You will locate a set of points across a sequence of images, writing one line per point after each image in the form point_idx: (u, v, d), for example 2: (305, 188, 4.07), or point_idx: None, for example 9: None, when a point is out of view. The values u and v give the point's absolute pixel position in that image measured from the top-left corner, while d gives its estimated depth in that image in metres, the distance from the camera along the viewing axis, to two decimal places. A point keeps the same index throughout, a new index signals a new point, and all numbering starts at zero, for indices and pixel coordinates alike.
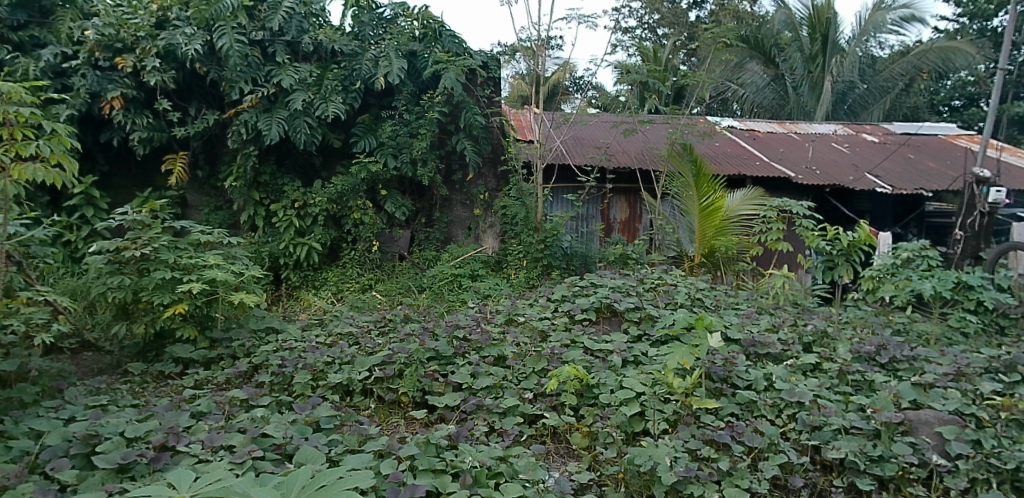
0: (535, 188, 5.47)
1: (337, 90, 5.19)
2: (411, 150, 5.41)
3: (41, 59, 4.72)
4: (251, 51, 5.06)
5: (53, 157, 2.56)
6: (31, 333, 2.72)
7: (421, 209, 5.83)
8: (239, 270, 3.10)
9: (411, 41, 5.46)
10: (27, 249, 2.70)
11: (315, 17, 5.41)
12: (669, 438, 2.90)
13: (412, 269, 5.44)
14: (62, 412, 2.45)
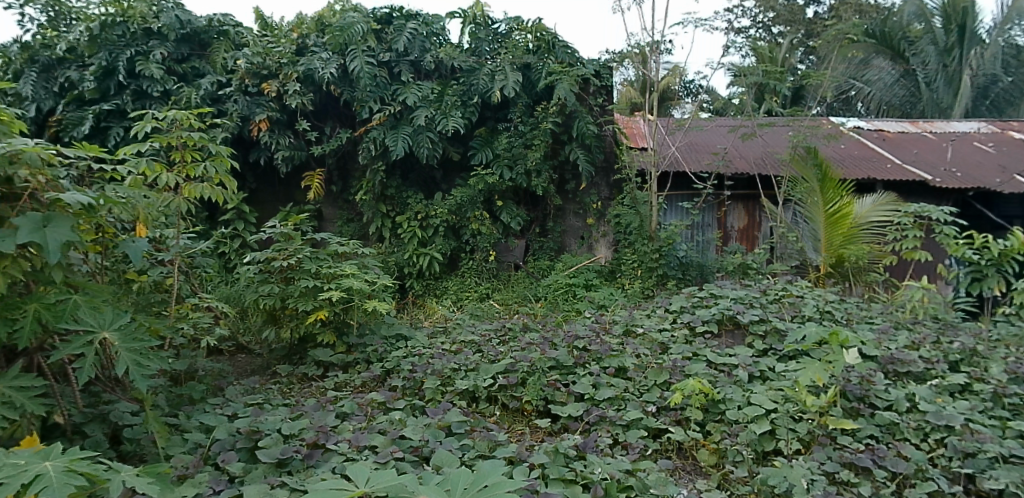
0: (649, 196, 5.41)
1: (456, 105, 5.42)
2: (525, 161, 5.53)
3: (201, 88, 5.21)
4: (379, 72, 5.40)
5: (216, 178, 2.83)
6: (198, 335, 2.97)
7: (535, 219, 5.91)
8: (372, 278, 3.24)
9: (525, 53, 5.60)
10: (193, 260, 2.99)
11: (435, 36, 5.66)
12: (804, 459, 2.68)
13: (528, 278, 5.50)
14: (227, 409, 2.70)
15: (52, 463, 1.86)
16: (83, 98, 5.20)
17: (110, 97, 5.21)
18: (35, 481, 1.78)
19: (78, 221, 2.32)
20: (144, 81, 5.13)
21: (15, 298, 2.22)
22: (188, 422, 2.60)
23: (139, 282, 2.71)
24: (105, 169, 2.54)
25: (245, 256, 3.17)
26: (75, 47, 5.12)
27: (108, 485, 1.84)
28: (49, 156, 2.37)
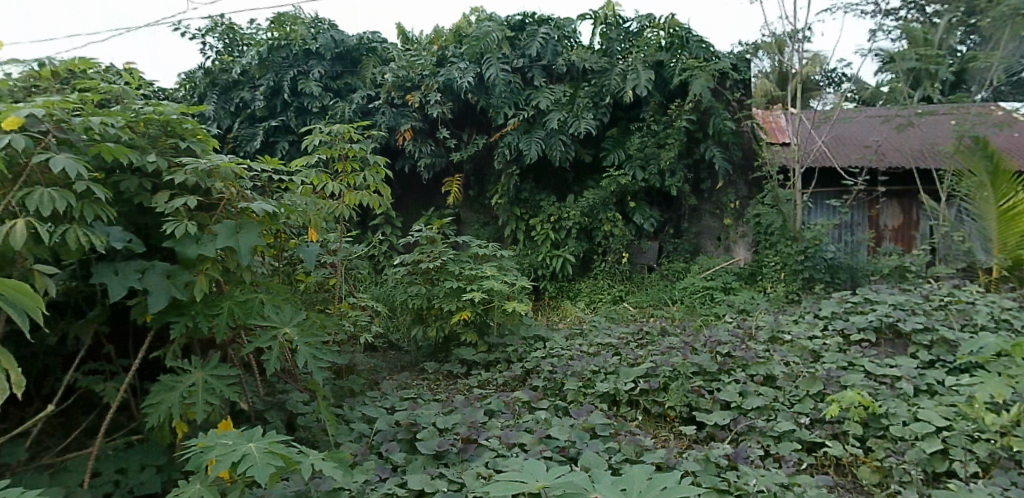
0: (793, 194, 5.25)
1: (588, 107, 5.47)
2: (659, 161, 5.49)
3: (353, 102, 5.60)
4: (513, 78, 5.52)
5: (372, 186, 3.06)
6: (355, 334, 3.14)
7: (670, 220, 5.91)
8: (511, 280, 3.32)
9: (658, 51, 5.52)
10: (349, 263, 3.18)
11: (567, 39, 5.72)
12: (983, 483, 2.36)
13: (662, 281, 5.46)
14: (384, 402, 2.85)
15: (256, 444, 2.02)
16: (255, 116, 5.69)
17: (275, 113, 5.68)
18: (243, 459, 1.96)
19: (263, 228, 2.54)
20: (306, 98, 5.59)
21: (214, 295, 2.45)
22: (352, 412, 2.76)
23: (306, 283, 2.93)
24: (280, 179, 2.77)
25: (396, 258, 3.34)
26: (247, 70, 5.61)
27: (299, 466, 2.01)
28: (240, 170, 2.61)
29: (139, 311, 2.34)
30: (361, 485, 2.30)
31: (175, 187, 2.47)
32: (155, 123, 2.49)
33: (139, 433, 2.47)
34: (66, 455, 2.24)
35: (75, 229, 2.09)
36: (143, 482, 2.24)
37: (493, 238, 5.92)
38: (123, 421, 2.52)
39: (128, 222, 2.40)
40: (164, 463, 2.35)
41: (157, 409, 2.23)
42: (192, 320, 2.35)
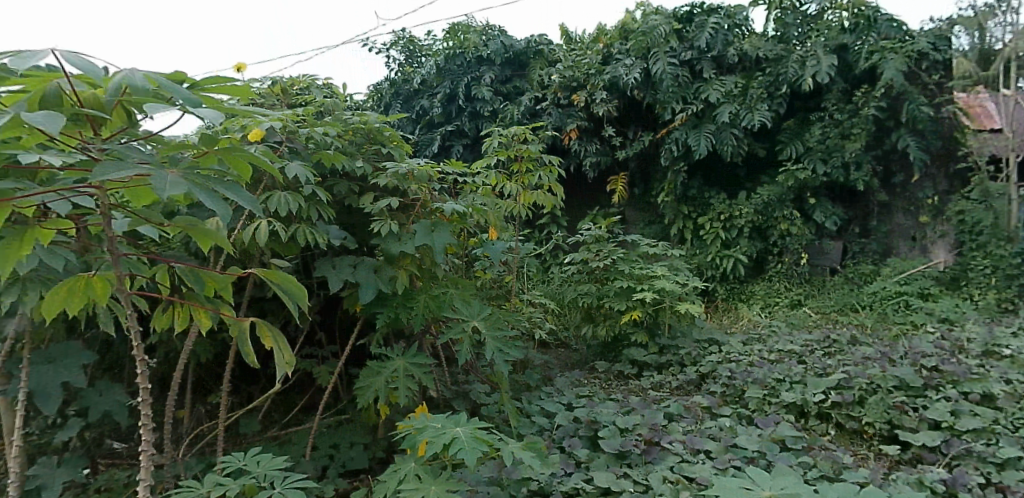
0: (1007, 188, 4.78)
1: (762, 97, 5.23)
2: (844, 153, 5.12)
3: (521, 105, 5.80)
4: (681, 71, 5.43)
5: (546, 185, 3.08)
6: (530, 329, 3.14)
7: (856, 217, 5.45)
8: (683, 281, 3.23)
9: (841, 33, 5.23)
10: (521, 261, 3.23)
11: (738, 28, 5.54)
12: None
13: (847, 285, 5.12)
14: (562, 398, 2.85)
15: (461, 428, 2.12)
16: (432, 123, 6.01)
17: (451, 118, 5.96)
18: (451, 443, 2.03)
19: (453, 228, 2.65)
20: (478, 103, 5.83)
21: (412, 289, 2.58)
22: (530, 406, 2.78)
23: (484, 279, 2.99)
24: (463, 180, 2.85)
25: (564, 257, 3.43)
26: (426, 79, 5.99)
27: (500, 452, 2.06)
28: (432, 172, 2.70)
29: (349, 302, 2.54)
30: (548, 478, 2.31)
31: (377, 189, 2.64)
32: (359, 131, 2.68)
33: (346, 413, 2.58)
34: (288, 430, 2.40)
35: (302, 228, 2.31)
36: (352, 457, 2.35)
37: (660, 236, 5.79)
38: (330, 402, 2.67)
39: (340, 220, 2.59)
40: (369, 441, 2.46)
41: (366, 392, 2.35)
42: (393, 312, 2.49)
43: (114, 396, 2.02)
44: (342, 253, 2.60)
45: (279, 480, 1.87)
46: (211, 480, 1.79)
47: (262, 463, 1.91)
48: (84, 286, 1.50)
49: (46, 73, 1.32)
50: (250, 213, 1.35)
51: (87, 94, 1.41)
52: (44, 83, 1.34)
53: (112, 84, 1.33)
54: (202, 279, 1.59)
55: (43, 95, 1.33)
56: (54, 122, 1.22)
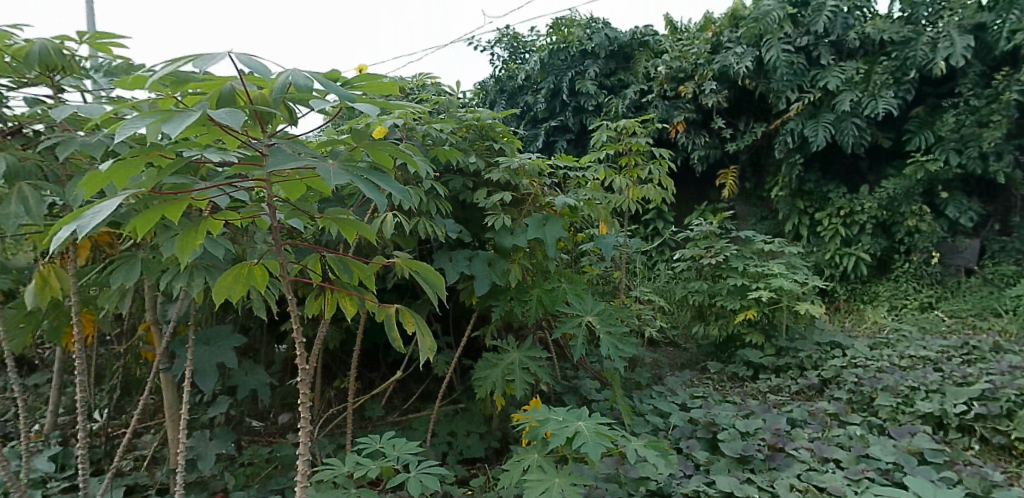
0: None
1: (888, 84, 4.88)
2: (981, 142, 4.71)
3: (626, 98, 5.69)
4: (797, 58, 5.14)
5: (657, 179, 2.96)
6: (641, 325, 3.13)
7: (995, 213, 5.07)
8: (803, 279, 3.07)
9: (977, 12, 4.83)
10: (631, 256, 3.20)
11: (858, 10, 5.14)
12: None
13: (986, 288, 4.68)
14: (676, 397, 2.77)
15: (583, 422, 2.09)
16: (536, 118, 6.18)
17: (554, 114, 6.07)
18: (574, 437, 2.02)
19: (565, 222, 2.60)
20: (583, 97, 5.81)
21: (525, 283, 2.57)
22: (642, 404, 2.71)
23: (591, 274, 2.92)
24: (573, 174, 2.79)
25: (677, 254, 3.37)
26: (530, 76, 6.08)
27: (624, 448, 2.02)
28: (543, 167, 2.66)
29: (466, 294, 2.56)
30: (666, 479, 2.22)
31: (490, 183, 2.64)
32: (473, 128, 2.65)
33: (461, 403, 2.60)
34: (408, 417, 2.46)
35: (421, 220, 2.34)
36: (470, 445, 2.39)
37: (772, 233, 5.54)
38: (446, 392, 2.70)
39: (456, 214, 2.62)
40: (484, 431, 2.48)
41: (484, 383, 2.38)
42: (508, 305, 2.48)
43: (259, 376, 2.12)
44: (457, 247, 2.63)
45: (412, 463, 1.96)
46: (352, 460, 1.91)
47: (397, 446, 2.00)
48: (246, 276, 1.53)
49: (223, 75, 1.41)
50: (406, 202, 1.43)
51: (254, 95, 1.51)
52: (218, 85, 1.43)
53: (281, 83, 1.41)
54: (350, 269, 1.68)
55: (219, 94, 1.42)
56: (239, 116, 1.30)
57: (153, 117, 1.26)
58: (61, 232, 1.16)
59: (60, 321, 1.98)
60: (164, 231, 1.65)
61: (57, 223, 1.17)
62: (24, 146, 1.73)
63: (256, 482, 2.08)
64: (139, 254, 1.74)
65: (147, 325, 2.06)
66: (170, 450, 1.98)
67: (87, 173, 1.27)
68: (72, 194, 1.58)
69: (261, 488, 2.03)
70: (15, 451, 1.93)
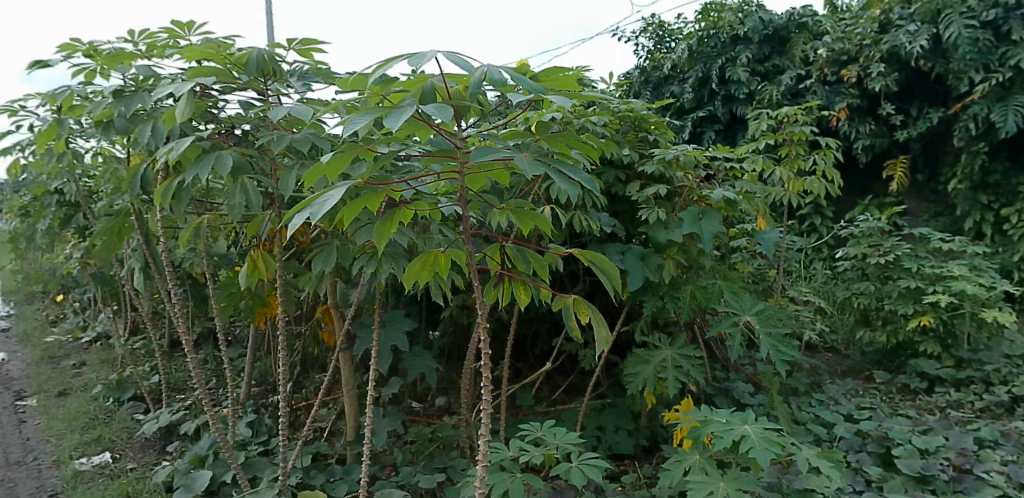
0: None
1: None
2: None
3: (781, 85, 5.33)
4: (983, 34, 4.61)
5: (821, 170, 2.84)
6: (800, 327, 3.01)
7: None
8: (988, 283, 2.90)
9: None
10: (789, 254, 3.09)
11: None
12: None
13: None
14: (839, 408, 2.59)
15: (750, 426, 1.98)
16: (682, 108, 5.93)
17: (702, 104, 5.83)
18: (740, 441, 1.91)
19: (721, 215, 2.49)
20: (733, 86, 5.50)
21: (677, 279, 2.48)
22: (802, 413, 2.54)
23: (742, 271, 2.77)
24: (729, 166, 2.67)
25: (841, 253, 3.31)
26: (677, 64, 5.83)
27: (794, 456, 1.89)
28: (699, 159, 2.55)
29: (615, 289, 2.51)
30: (833, 491, 2.05)
31: (642, 176, 2.58)
32: (626, 120, 2.59)
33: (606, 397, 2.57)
34: (556, 408, 2.48)
35: (576, 212, 2.33)
36: (619, 441, 2.36)
37: (948, 231, 5.04)
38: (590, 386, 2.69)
39: (608, 206, 2.58)
40: (632, 428, 2.44)
41: (635, 379, 2.33)
42: (659, 300, 2.41)
43: (424, 361, 2.19)
44: (606, 241, 2.61)
45: (574, 453, 1.98)
46: (518, 445, 1.95)
47: (559, 435, 2.02)
48: (433, 262, 1.61)
49: (426, 73, 1.51)
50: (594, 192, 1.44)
51: (448, 92, 1.60)
52: (420, 82, 1.54)
53: (479, 79, 1.48)
54: (529, 260, 1.72)
55: (422, 92, 1.53)
56: (446, 110, 1.37)
57: (372, 113, 1.37)
58: (297, 215, 1.29)
59: (256, 302, 2.14)
60: (359, 220, 1.79)
61: (293, 207, 1.30)
62: (237, 144, 1.87)
63: (420, 459, 2.18)
64: (333, 242, 1.86)
65: (325, 306, 2.19)
66: (348, 423, 2.12)
67: (312, 164, 1.41)
68: (285, 184, 1.72)
69: (425, 466, 2.12)
70: (222, 415, 2.16)
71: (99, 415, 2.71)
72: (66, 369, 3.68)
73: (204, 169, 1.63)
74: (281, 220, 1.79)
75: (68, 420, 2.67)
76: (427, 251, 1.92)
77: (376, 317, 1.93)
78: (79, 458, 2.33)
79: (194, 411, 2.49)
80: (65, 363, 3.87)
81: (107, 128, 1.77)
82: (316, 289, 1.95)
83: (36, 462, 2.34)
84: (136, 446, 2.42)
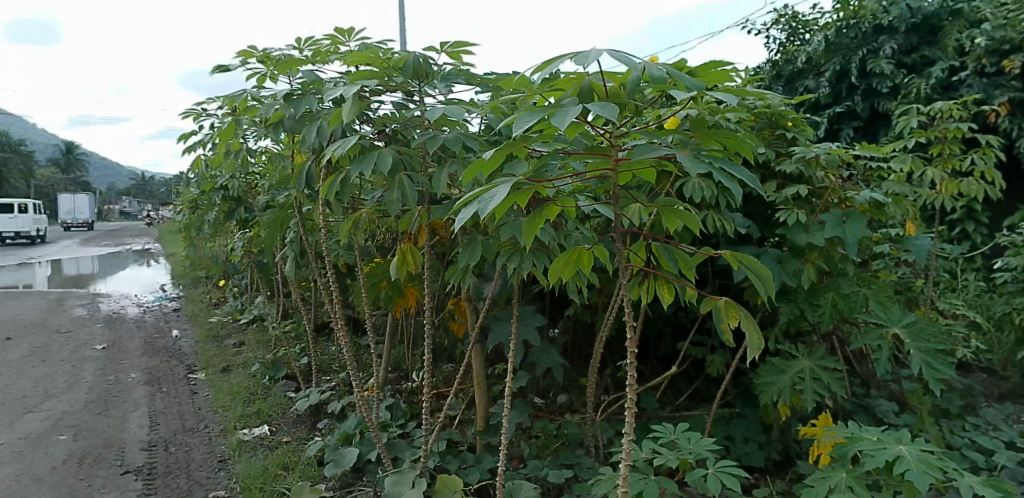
0: None
1: None
2: None
3: (930, 77, 4.96)
4: None
5: (980, 172, 2.69)
6: (951, 341, 2.85)
7: None
8: None
9: None
10: (937, 262, 2.96)
11: None
12: None
13: None
14: (999, 434, 2.36)
15: (905, 447, 1.84)
16: (819, 104, 5.81)
17: (840, 99, 5.66)
18: (895, 462, 1.79)
19: (866, 218, 2.34)
20: (875, 79, 5.28)
21: (817, 285, 2.40)
22: (954, 437, 2.35)
23: (885, 279, 2.62)
24: (874, 164, 2.56)
25: (1002, 264, 3.13)
26: (812, 57, 5.80)
27: (955, 483, 1.73)
28: (842, 158, 2.46)
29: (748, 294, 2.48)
30: None
31: (781, 176, 2.54)
32: (763, 116, 2.58)
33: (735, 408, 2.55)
34: (681, 413, 2.55)
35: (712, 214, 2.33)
36: (748, 453, 2.37)
37: None
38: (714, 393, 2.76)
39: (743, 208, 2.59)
40: (764, 440, 2.44)
41: (769, 390, 2.31)
42: (798, 308, 2.35)
43: (553, 356, 2.23)
44: (738, 242, 2.63)
45: (710, 459, 1.94)
46: (652, 447, 1.98)
47: (693, 441, 2.01)
48: (574, 260, 1.64)
49: (586, 71, 1.56)
50: (757, 189, 1.43)
51: (605, 90, 1.65)
52: (578, 80, 1.60)
53: (639, 76, 1.52)
54: (676, 259, 1.72)
55: (580, 90, 1.59)
56: (611, 108, 1.41)
57: (538, 111, 1.45)
58: (463, 209, 1.42)
59: (394, 294, 2.36)
60: (505, 218, 1.91)
61: (462, 201, 1.43)
62: (388, 143, 2.07)
63: (546, 454, 2.24)
64: (479, 237, 2.02)
65: (458, 301, 2.34)
66: (479, 414, 2.20)
67: (476, 161, 1.53)
68: (437, 181, 1.92)
69: (553, 461, 2.14)
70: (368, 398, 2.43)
71: (257, 391, 3.63)
72: (228, 350, 4.93)
73: (366, 166, 1.84)
74: (427, 213, 1.98)
75: (235, 394, 3.60)
76: (566, 249, 2.02)
77: (514, 312, 2.02)
78: (243, 429, 3.09)
79: (336, 394, 3.13)
80: (228, 343, 5.24)
81: (277, 127, 2.10)
82: (460, 282, 2.11)
83: (211, 427, 3.23)
84: (288, 421, 3.16)
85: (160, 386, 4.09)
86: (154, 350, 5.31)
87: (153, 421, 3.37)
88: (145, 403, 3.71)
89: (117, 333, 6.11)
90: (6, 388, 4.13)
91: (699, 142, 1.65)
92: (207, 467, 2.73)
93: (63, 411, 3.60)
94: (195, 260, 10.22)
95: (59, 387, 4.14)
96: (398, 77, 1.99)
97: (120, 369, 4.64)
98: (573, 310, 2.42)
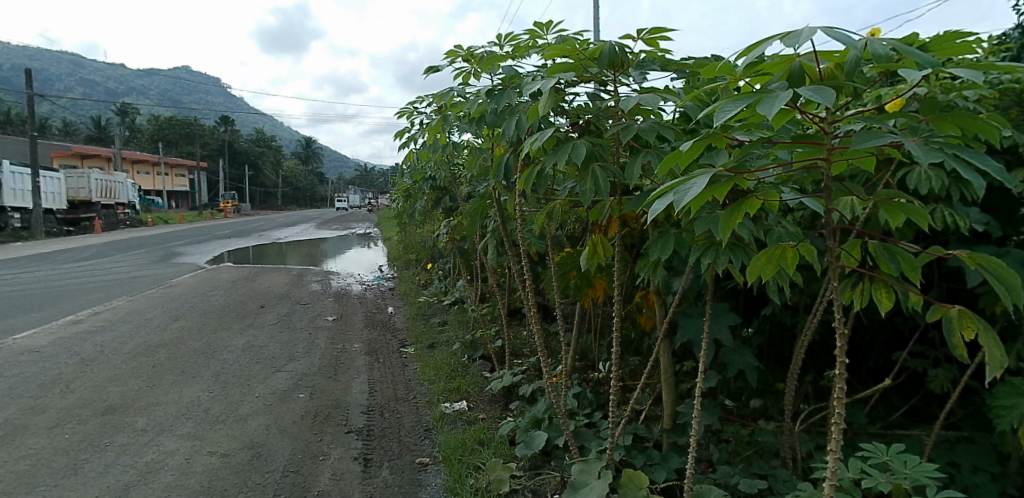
0: None
1: None
2: None
3: None
4: None
5: None
6: None
7: None
8: None
9: None
10: None
11: None
12: None
13: None
14: None
15: None
16: None
17: None
18: None
19: None
20: None
21: None
22: None
23: None
24: None
25: None
26: None
27: None
28: None
29: (987, 301, 2.17)
30: None
31: None
32: (1010, 93, 2.30)
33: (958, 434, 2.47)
34: (895, 432, 2.64)
35: (941, 207, 2.14)
36: (978, 484, 2.24)
37: None
38: (933, 409, 2.81)
39: (980, 202, 2.40)
40: (998, 472, 2.27)
41: (1009, 415, 2.01)
42: None
43: (745, 358, 2.51)
44: (973, 240, 2.42)
45: (932, 487, 1.73)
46: (859, 468, 1.87)
47: (911, 466, 1.82)
48: (777, 258, 1.45)
49: (797, 52, 1.34)
50: (1013, 181, 1.16)
51: (818, 72, 1.41)
52: (788, 63, 1.37)
53: (859, 53, 1.27)
54: (899, 259, 1.44)
55: (790, 73, 1.35)
56: (827, 93, 1.20)
57: (743, 99, 1.26)
58: (657, 206, 1.30)
59: (581, 282, 3.03)
60: (699, 213, 1.86)
61: (655, 195, 1.31)
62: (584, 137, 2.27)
63: (738, 460, 2.65)
64: (671, 230, 2.13)
65: (645, 293, 2.99)
66: (666, 415, 2.74)
67: (671, 153, 1.38)
68: (631, 172, 2.02)
69: (744, 471, 2.53)
70: (557, 386, 3.25)
71: (457, 369, 4.72)
72: (434, 328, 6.24)
73: (562, 156, 2.02)
74: (617, 205, 2.25)
75: (438, 370, 4.69)
76: (767, 244, 1.94)
77: (706, 307, 2.12)
78: (445, 402, 4.10)
79: (522, 380, 3.99)
80: (432, 320, 6.67)
81: (482, 121, 2.61)
82: (650, 275, 2.30)
83: (418, 398, 4.31)
84: (481, 399, 4.11)
85: (377, 357, 5.44)
86: (373, 324, 6.89)
87: (372, 388, 4.56)
88: (367, 371, 4.99)
89: (344, 306, 7.99)
90: (261, 349, 5.68)
91: (935, 128, 1.36)
92: (415, 434, 3.69)
93: (302, 372, 4.95)
94: (408, 245, 12.09)
95: (299, 351, 5.63)
96: (592, 69, 2.23)
97: (347, 339, 6.16)
98: (772, 308, 2.67)
